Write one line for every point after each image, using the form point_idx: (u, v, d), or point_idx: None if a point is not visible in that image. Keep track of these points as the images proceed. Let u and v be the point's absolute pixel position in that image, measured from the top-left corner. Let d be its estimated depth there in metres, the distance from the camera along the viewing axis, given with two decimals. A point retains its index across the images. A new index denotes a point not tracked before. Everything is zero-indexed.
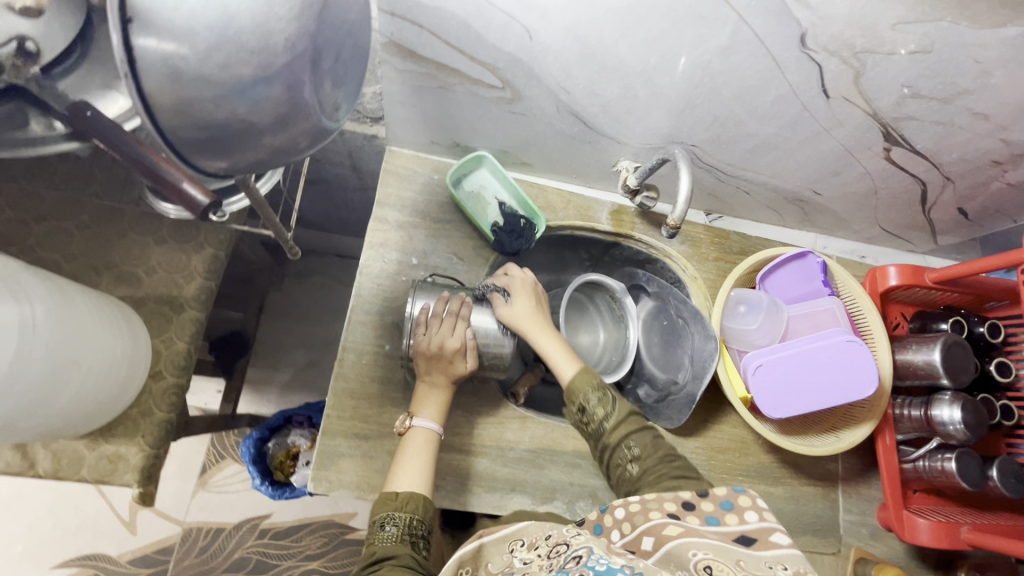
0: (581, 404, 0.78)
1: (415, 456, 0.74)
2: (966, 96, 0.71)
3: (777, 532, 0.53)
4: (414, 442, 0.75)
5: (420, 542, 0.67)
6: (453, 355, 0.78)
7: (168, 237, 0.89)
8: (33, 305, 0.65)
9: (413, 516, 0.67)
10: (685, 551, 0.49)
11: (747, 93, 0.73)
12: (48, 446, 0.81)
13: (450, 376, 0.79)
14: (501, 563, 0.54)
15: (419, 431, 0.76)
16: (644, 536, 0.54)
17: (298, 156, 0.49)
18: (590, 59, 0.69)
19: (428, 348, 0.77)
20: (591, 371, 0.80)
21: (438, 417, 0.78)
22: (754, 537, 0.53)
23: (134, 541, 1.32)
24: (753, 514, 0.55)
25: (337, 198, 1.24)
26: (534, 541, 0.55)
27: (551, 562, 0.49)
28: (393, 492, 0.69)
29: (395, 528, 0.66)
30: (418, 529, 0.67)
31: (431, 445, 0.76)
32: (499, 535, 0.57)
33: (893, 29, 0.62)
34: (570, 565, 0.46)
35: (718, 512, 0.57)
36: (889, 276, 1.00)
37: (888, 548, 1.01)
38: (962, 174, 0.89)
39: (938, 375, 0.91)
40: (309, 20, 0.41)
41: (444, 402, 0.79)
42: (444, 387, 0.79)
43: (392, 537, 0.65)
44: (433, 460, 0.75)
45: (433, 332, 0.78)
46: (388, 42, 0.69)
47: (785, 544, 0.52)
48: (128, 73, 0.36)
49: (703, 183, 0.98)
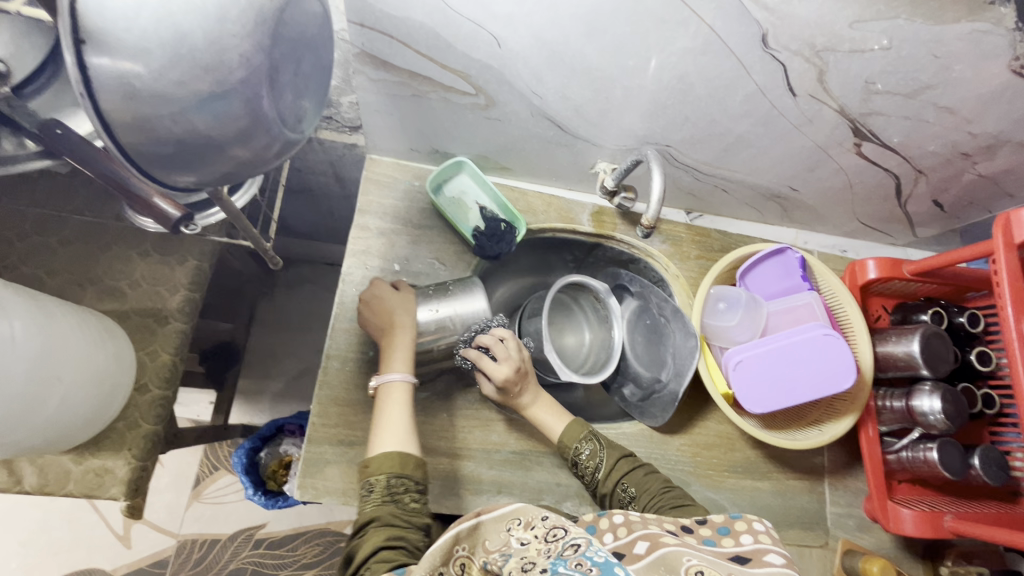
0: (574, 458, 0.82)
1: (396, 409, 0.74)
2: (930, 90, 0.72)
3: (772, 553, 0.52)
4: (392, 396, 0.75)
5: (406, 496, 0.67)
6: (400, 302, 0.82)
7: (152, 250, 0.90)
8: (11, 322, 0.66)
9: (390, 475, 0.67)
10: (679, 556, 0.49)
11: (716, 93, 0.75)
12: (35, 461, 0.81)
13: (405, 309, 0.81)
14: (498, 541, 0.54)
15: (392, 384, 0.76)
16: (639, 541, 0.53)
17: (266, 167, 0.50)
18: (559, 64, 0.70)
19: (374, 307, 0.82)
20: (579, 424, 0.84)
21: (405, 367, 0.77)
22: (747, 557, 0.52)
23: (129, 554, 1.32)
24: (748, 538, 0.54)
25: (322, 207, 1.25)
26: (531, 520, 0.55)
27: (549, 547, 0.50)
28: (371, 457, 0.69)
29: (375, 490, 0.66)
30: (399, 485, 0.67)
31: (407, 397, 0.75)
32: (497, 514, 0.57)
33: (852, 28, 0.63)
34: (568, 553, 0.47)
35: (715, 536, 0.57)
36: (868, 269, 1.01)
37: (876, 539, 1.02)
38: (933, 167, 0.90)
39: (918, 366, 0.92)
40: (264, 36, 0.41)
41: (409, 351, 0.79)
42: (404, 324, 0.80)
43: (374, 500, 0.66)
44: (412, 414, 0.74)
45: (373, 291, 0.83)
46: (359, 52, 0.70)
47: (779, 564, 0.50)
48: (84, 93, 0.37)
49: (680, 183, 0.99)
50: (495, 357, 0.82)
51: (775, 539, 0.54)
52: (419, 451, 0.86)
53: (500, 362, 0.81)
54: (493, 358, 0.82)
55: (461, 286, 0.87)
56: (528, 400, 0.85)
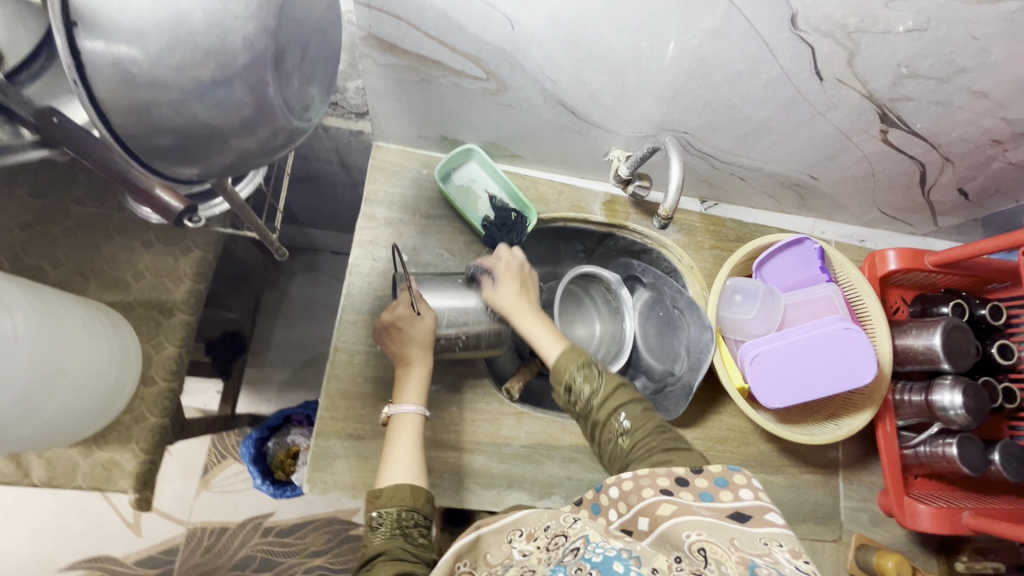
0: (567, 384, 0.71)
1: (408, 441, 0.73)
2: (963, 74, 0.69)
3: (773, 511, 0.51)
4: (403, 428, 0.74)
5: (414, 531, 0.66)
6: (420, 334, 0.76)
7: (155, 240, 0.88)
8: (12, 316, 0.64)
9: (401, 508, 0.66)
10: (680, 532, 0.49)
11: (738, 77, 0.71)
12: (42, 454, 0.80)
13: (424, 345, 0.77)
14: (499, 554, 0.53)
15: (404, 415, 0.75)
16: (640, 517, 0.53)
17: (273, 157, 0.48)
18: (575, 46, 0.67)
19: (391, 330, 0.77)
20: (577, 349, 0.74)
21: (419, 399, 0.76)
22: (748, 515, 0.52)
23: (139, 542, 1.32)
24: (747, 492, 0.54)
25: (327, 195, 1.22)
26: (534, 531, 0.54)
27: (550, 555, 0.48)
28: (380, 489, 0.68)
29: (385, 523, 0.65)
30: (409, 520, 0.66)
31: (417, 427, 0.75)
32: (496, 526, 0.56)
33: (886, 7, 0.60)
34: (568, 558, 0.45)
35: (713, 488, 0.55)
36: (889, 260, 0.98)
37: (890, 534, 1.01)
38: (961, 154, 0.87)
39: (939, 360, 0.90)
40: (269, 16, 0.39)
41: (424, 382, 0.77)
42: (421, 359, 0.77)
43: (383, 534, 0.64)
44: (422, 444, 0.74)
45: (390, 310, 0.77)
46: (366, 35, 0.67)
47: (781, 523, 0.50)
48: (77, 79, 0.35)
49: (696, 170, 0.95)
50: (495, 274, 0.81)
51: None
52: (429, 445, 0.84)
53: (502, 281, 0.80)
54: (494, 274, 0.81)
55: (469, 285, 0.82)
56: (519, 308, 0.78)
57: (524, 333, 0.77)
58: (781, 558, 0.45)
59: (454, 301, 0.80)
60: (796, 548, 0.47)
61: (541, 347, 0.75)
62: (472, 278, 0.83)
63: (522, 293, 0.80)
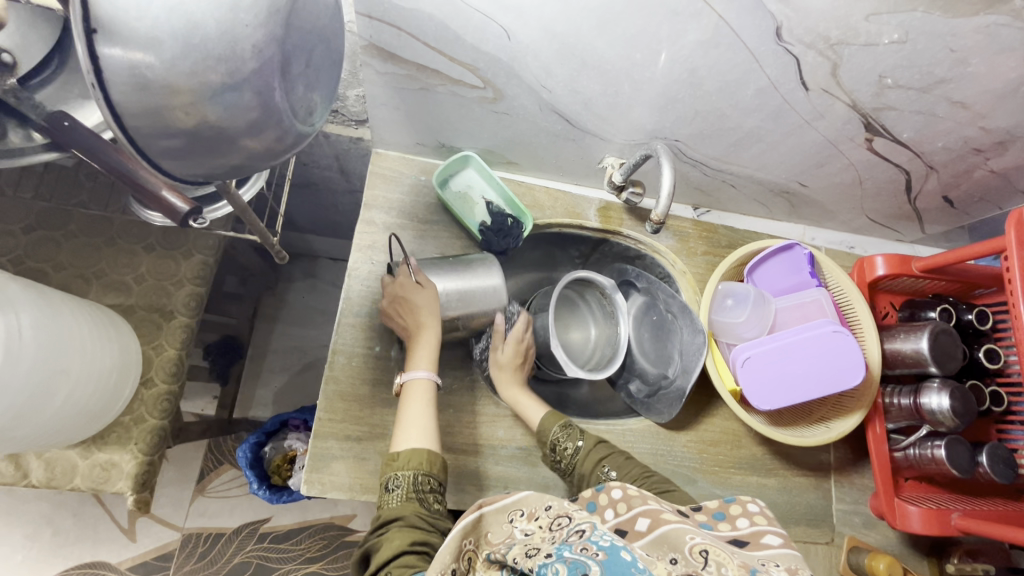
0: (551, 444, 0.82)
1: (420, 407, 0.75)
2: (944, 84, 0.72)
3: (770, 534, 0.54)
4: (416, 395, 0.75)
5: (430, 497, 0.67)
6: (422, 302, 0.79)
7: (157, 244, 0.90)
8: (18, 315, 0.65)
9: (417, 473, 0.68)
10: (681, 534, 0.49)
11: (728, 87, 0.74)
12: (41, 455, 0.81)
13: (425, 313, 0.78)
14: (501, 533, 0.54)
15: (416, 381, 0.76)
16: (640, 518, 0.54)
17: (277, 160, 0.49)
18: (569, 57, 0.69)
19: (394, 300, 0.80)
20: (558, 414, 0.84)
21: (429, 364, 0.77)
22: (746, 540, 0.54)
23: (134, 548, 1.32)
24: (744, 521, 0.57)
25: (326, 201, 1.24)
26: (535, 511, 0.54)
27: (554, 535, 0.49)
28: (394, 452, 0.70)
29: (401, 487, 0.67)
30: (424, 484, 0.68)
31: (431, 394, 0.76)
32: (499, 505, 0.56)
33: (867, 20, 0.62)
34: (573, 538, 0.46)
35: (712, 521, 0.58)
36: (877, 265, 1.00)
37: (882, 536, 1.02)
38: (945, 163, 0.89)
39: (926, 363, 0.92)
40: (276, 25, 0.41)
41: (434, 347, 0.78)
42: (428, 325, 0.78)
43: (398, 498, 0.66)
44: (434, 414, 0.75)
45: (392, 281, 0.80)
46: (367, 44, 0.69)
47: (777, 545, 0.52)
48: (95, 83, 0.37)
49: (688, 178, 0.98)
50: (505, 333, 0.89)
51: (770, 519, 0.56)
52: None
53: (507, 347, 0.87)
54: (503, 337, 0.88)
55: (470, 263, 0.85)
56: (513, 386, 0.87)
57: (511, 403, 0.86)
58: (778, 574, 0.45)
59: (454, 281, 0.83)
60: (793, 566, 0.48)
61: (527, 415, 0.86)
62: (470, 258, 0.86)
63: (516, 364, 0.88)
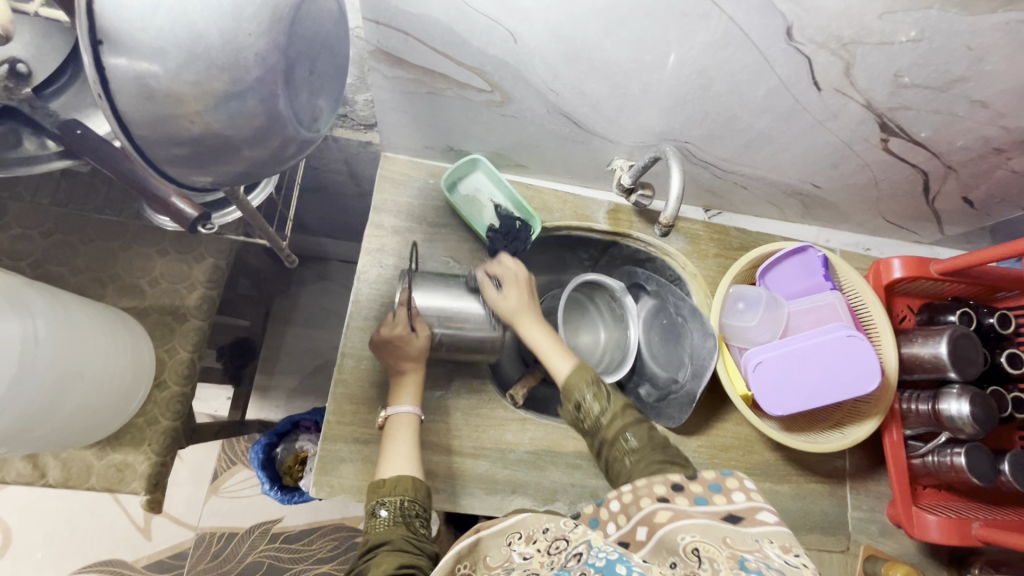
0: (577, 402, 0.78)
1: (404, 441, 0.76)
2: (962, 83, 0.70)
3: (766, 512, 0.51)
4: (398, 430, 0.76)
5: (416, 521, 0.68)
6: (416, 349, 0.80)
7: (170, 248, 0.91)
8: (34, 320, 0.67)
9: (403, 498, 0.69)
10: (676, 537, 0.49)
11: (738, 88, 0.73)
12: (57, 455, 0.82)
13: (419, 356, 0.81)
14: (499, 557, 0.51)
15: (400, 415, 0.78)
16: (638, 527, 0.52)
17: (282, 167, 0.50)
18: (577, 59, 0.69)
19: (388, 346, 0.80)
20: (586, 368, 0.80)
21: (415, 400, 0.79)
22: (741, 515, 0.51)
23: (149, 546, 1.34)
24: (740, 496, 0.54)
25: (337, 204, 1.24)
26: (533, 534, 0.52)
27: (552, 560, 0.47)
28: (382, 479, 0.71)
29: (388, 512, 0.67)
30: (410, 509, 0.68)
31: (413, 426, 0.77)
32: (496, 527, 0.53)
33: (880, 19, 0.61)
34: (572, 563, 0.45)
35: (707, 493, 0.54)
36: (894, 268, 0.98)
37: (899, 545, 0.99)
38: (963, 163, 0.87)
39: (946, 368, 0.89)
40: (279, 34, 0.42)
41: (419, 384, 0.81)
42: (416, 368, 0.81)
43: (386, 522, 0.66)
44: (418, 445, 0.76)
45: (389, 328, 0.80)
46: (375, 49, 0.69)
47: (772, 523, 0.50)
48: (102, 93, 0.37)
49: (699, 180, 0.97)
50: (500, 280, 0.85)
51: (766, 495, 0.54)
52: (435, 450, 0.85)
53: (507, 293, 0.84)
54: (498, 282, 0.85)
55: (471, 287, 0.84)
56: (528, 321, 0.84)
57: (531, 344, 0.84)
58: (771, 553, 0.45)
59: (451, 302, 0.82)
60: (787, 544, 0.48)
61: (552, 364, 0.82)
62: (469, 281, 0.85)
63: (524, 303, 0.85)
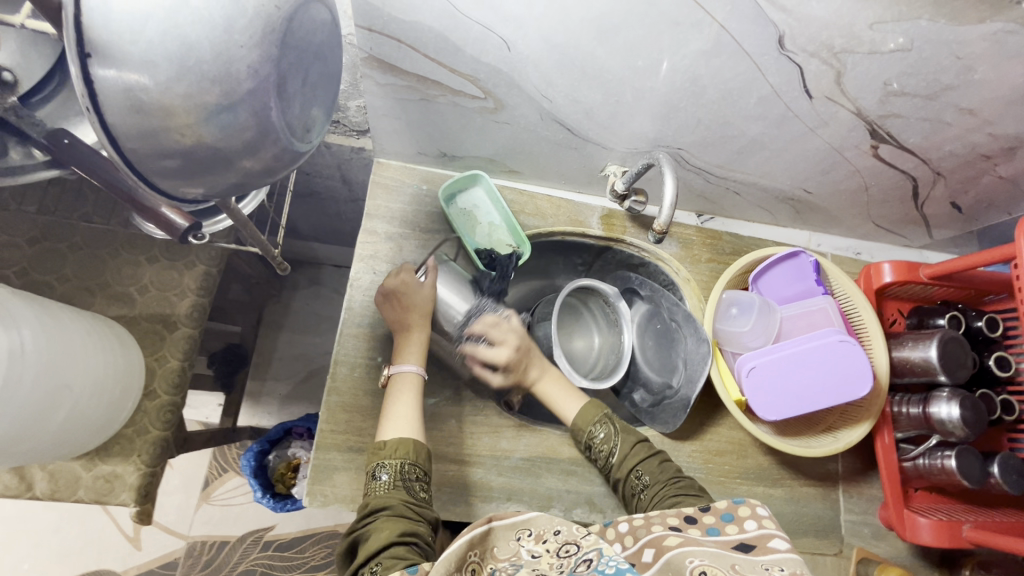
0: (586, 443, 0.83)
1: (405, 401, 0.77)
2: (950, 91, 0.71)
3: (776, 539, 0.52)
4: (400, 387, 0.78)
5: (416, 483, 0.69)
6: (421, 301, 0.83)
7: (160, 255, 0.90)
8: (20, 331, 0.66)
9: (404, 461, 0.69)
10: (683, 558, 0.49)
11: (730, 95, 0.73)
12: (45, 467, 0.81)
13: (421, 313, 0.83)
14: (508, 551, 0.51)
15: (403, 373, 0.79)
16: (646, 548, 0.52)
17: (274, 177, 0.50)
18: (570, 66, 0.69)
19: (394, 296, 0.84)
20: (594, 406, 0.83)
21: (418, 360, 0.80)
22: (752, 544, 0.52)
23: (139, 556, 1.32)
24: (752, 523, 0.54)
25: (329, 209, 1.24)
26: (543, 533, 0.52)
27: (562, 563, 0.48)
28: (383, 441, 0.71)
29: (388, 474, 0.68)
30: (411, 472, 0.69)
31: (417, 385, 0.79)
32: (508, 520, 0.53)
33: (871, 29, 0.61)
34: (581, 569, 0.45)
35: (719, 524, 0.56)
36: (884, 272, 0.99)
37: (891, 547, 1.00)
38: (952, 169, 0.88)
39: (936, 372, 0.90)
40: (271, 46, 0.41)
41: (423, 345, 0.82)
42: (419, 324, 0.83)
43: (386, 486, 0.67)
44: (419, 404, 0.78)
45: (396, 278, 0.85)
46: (368, 57, 0.69)
47: (785, 550, 0.50)
48: (90, 105, 0.37)
49: (692, 185, 0.97)
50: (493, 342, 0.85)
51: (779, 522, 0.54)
52: (429, 458, 0.85)
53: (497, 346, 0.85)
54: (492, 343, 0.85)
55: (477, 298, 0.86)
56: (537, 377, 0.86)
57: (544, 398, 0.86)
58: None
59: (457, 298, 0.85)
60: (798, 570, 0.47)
61: (562, 409, 0.85)
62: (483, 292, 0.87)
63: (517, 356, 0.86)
